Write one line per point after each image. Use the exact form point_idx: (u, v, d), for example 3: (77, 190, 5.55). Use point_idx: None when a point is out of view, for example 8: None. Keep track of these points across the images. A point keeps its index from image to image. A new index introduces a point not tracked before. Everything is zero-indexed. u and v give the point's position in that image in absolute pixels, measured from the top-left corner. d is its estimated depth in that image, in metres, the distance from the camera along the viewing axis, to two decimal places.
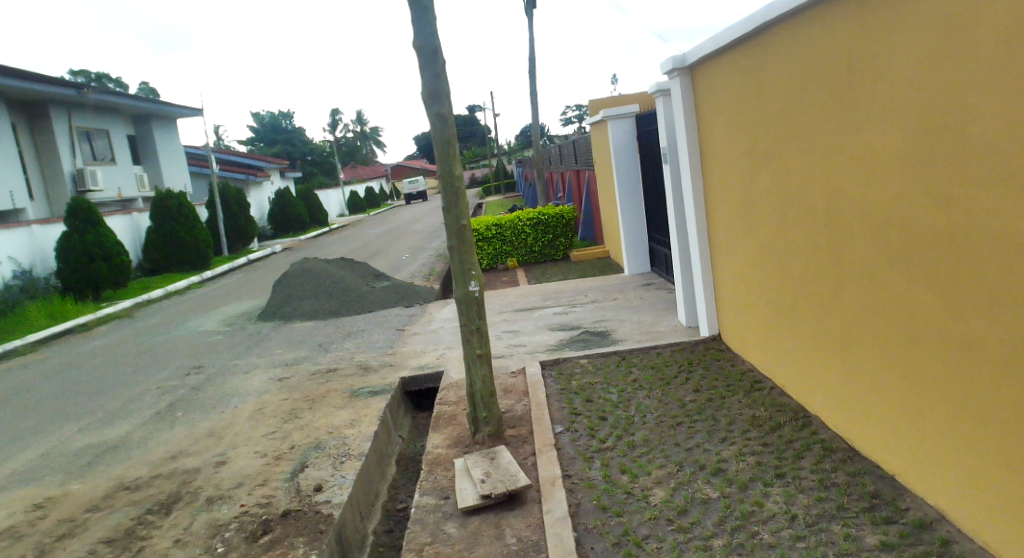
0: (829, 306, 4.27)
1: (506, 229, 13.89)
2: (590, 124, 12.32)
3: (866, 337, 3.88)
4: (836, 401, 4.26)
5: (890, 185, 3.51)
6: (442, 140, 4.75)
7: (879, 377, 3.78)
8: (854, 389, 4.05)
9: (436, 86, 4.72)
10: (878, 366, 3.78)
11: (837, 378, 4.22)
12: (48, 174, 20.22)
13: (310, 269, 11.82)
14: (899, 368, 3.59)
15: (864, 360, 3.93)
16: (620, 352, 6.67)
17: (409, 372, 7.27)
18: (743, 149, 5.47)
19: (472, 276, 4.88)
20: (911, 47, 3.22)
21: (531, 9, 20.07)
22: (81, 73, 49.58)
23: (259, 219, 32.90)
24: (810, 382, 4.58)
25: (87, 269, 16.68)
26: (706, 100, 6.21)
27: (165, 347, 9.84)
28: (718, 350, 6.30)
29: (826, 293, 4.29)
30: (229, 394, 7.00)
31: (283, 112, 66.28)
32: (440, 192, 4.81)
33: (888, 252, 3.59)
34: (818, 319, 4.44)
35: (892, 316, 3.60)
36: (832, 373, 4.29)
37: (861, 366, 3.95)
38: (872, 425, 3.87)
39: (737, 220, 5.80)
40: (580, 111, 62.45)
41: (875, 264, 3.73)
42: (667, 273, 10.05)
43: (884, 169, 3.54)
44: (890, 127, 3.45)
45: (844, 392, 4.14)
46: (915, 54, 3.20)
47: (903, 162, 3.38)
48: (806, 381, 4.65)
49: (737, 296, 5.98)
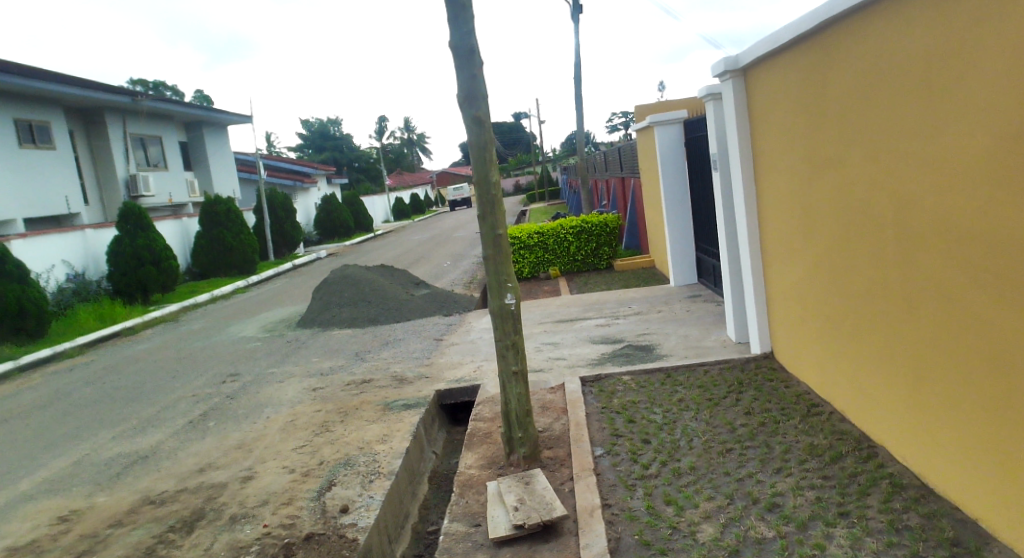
0: (893, 327, 3.95)
1: (548, 237, 13.62)
2: (636, 130, 11.98)
3: (933, 361, 3.56)
4: (903, 431, 3.89)
5: (959, 196, 3.21)
6: (478, 146, 4.53)
7: (950, 407, 3.44)
8: (922, 418, 3.69)
9: (472, 89, 4.50)
10: (950, 393, 3.43)
11: (903, 405, 3.89)
12: (103, 179, 20.73)
13: (350, 275, 11.75)
14: (971, 395, 3.26)
15: (931, 386, 3.60)
16: (664, 369, 6.34)
17: (445, 385, 7.05)
18: (801, 155, 5.11)
19: (508, 288, 4.62)
20: (983, 44, 2.94)
21: (577, 15, 19.83)
22: (141, 83, 51.26)
23: (306, 226, 33.36)
24: (873, 409, 4.23)
25: (137, 272, 16.97)
26: (760, 103, 5.86)
27: (206, 353, 9.85)
28: (770, 370, 5.91)
29: (892, 313, 3.93)
30: (263, 404, 6.88)
31: (332, 120, 67.41)
32: (477, 199, 4.58)
33: (958, 268, 3.28)
34: (881, 341, 4.11)
35: (964, 338, 3.28)
36: (898, 399, 3.94)
37: (929, 392, 3.62)
38: (944, 457, 3.51)
39: (793, 231, 5.44)
40: (627, 117, 61.78)
41: (942, 281, 3.42)
42: (716, 285, 9.64)
43: (953, 179, 3.24)
44: (959, 130, 3.16)
45: (914, 423, 3.78)
46: (986, 50, 2.93)
47: (974, 169, 3.08)
48: (869, 407, 4.29)
49: (792, 312, 5.60)
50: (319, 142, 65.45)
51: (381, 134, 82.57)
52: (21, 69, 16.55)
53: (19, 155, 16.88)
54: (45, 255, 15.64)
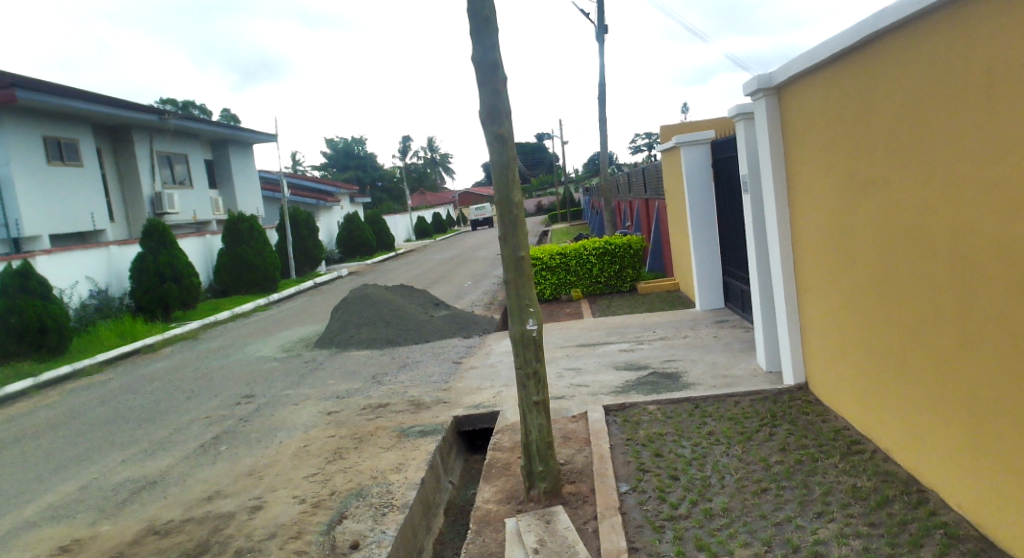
0: (938, 358, 3.73)
1: (570, 258, 13.40)
2: (662, 150, 11.76)
3: (984, 394, 3.34)
4: (954, 472, 3.64)
5: (1012, 218, 3.02)
6: (500, 165, 4.34)
7: (1002, 444, 3.21)
8: (973, 455, 3.46)
9: (495, 106, 4.33)
10: (1002, 429, 3.21)
11: (951, 440, 3.65)
12: (129, 196, 20.90)
13: (370, 295, 11.60)
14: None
15: (981, 420, 3.38)
16: (692, 398, 6.06)
17: (463, 410, 6.82)
18: (838, 176, 4.89)
19: (530, 313, 4.40)
20: None
21: (602, 35, 19.73)
22: (170, 103, 52.17)
23: (328, 244, 33.48)
24: (918, 445, 3.99)
25: (159, 289, 17.01)
26: (794, 123, 5.65)
27: (223, 372, 9.71)
28: (805, 402, 5.61)
29: (938, 343, 3.72)
30: (276, 428, 6.70)
31: (356, 140, 68.03)
32: (499, 219, 4.39)
33: (1010, 295, 3.07)
34: (925, 371, 3.89)
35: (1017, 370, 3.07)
36: (945, 435, 3.70)
37: (978, 427, 3.40)
38: (997, 499, 3.27)
39: (829, 256, 5.20)
40: (650, 138, 61.60)
41: (994, 308, 3.22)
42: (744, 310, 9.32)
43: (1005, 200, 3.06)
44: (1011, 149, 2.98)
45: (965, 462, 3.52)
46: None
47: None
48: (913, 443, 4.05)
49: (829, 342, 5.35)
50: (342, 161, 66.04)
51: (404, 153, 83.09)
52: (51, 88, 16.77)
53: (46, 172, 17.05)
54: (69, 271, 15.70)
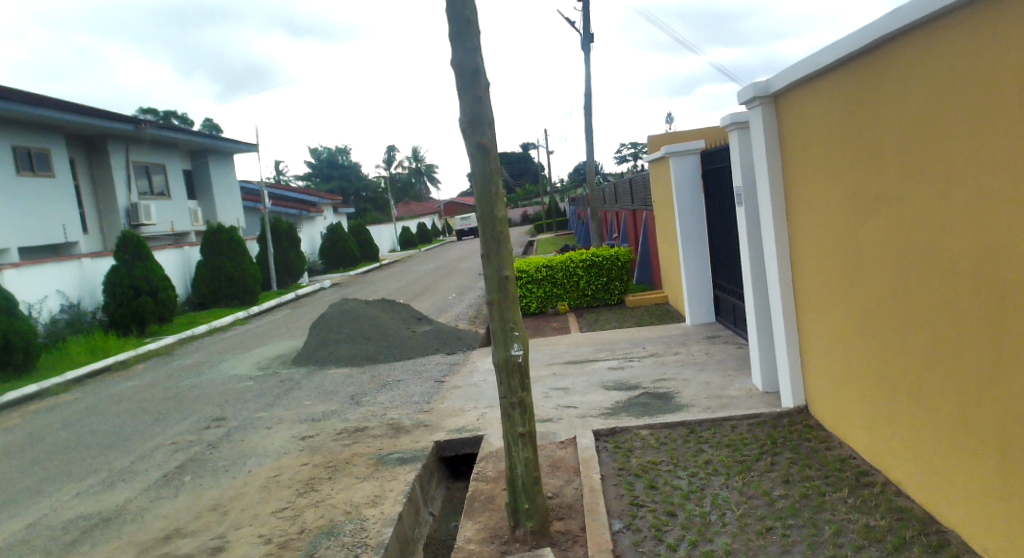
0: (956, 384, 3.49)
1: (556, 270, 13.09)
2: (649, 160, 11.51)
3: (1006, 428, 3.11)
4: (973, 505, 3.40)
5: None
6: (482, 177, 4.01)
7: None
8: (994, 491, 3.22)
9: (478, 113, 4.01)
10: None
11: (969, 473, 3.41)
12: (103, 207, 20.39)
13: (349, 310, 11.21)
14: None
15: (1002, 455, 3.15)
16: (687, 422, 5.74)
17: (445, 435, 6.46)
18: (843, 187, 4.66)
19: (515, 337, 4.06)
20: None
21: (588, 44, 19.55)
22: (151, 112, 51.58)
23: (311, 255, 33.02)
24: (932, 475, 3.75)
25: (133, 303, 16.51)
26: (793, 132, 5.39)
27: (194, 392, 9.28)
28: (806, 427, 5.31)
29: (955, 367, 3.49)
30: (246, 455, 6.30)
31: (340, 150, 67.62)
32: (481, 235, 4.05)
33: None
34: (940, 396, 3.65)
35: None
36: (963, 466, 3.46)
37: (1000, 462, 3.17)
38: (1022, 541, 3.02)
39: (832, 270, 4.96)
40: (636, 148, 61.57)
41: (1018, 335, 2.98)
42: (736, 325, 9.05)
43: None
44: None
45: (986, 496, 3.29)
46: None
47: None
48: (927, 472, 3.81)
49: (830, 360, 5.12)
50: (327, 171, 65.58)
51: (389, 163, 82.72)
52: (22, 97, 16.30)
53: (15, 183, 16.53)
54: (38, 285, 15.18)
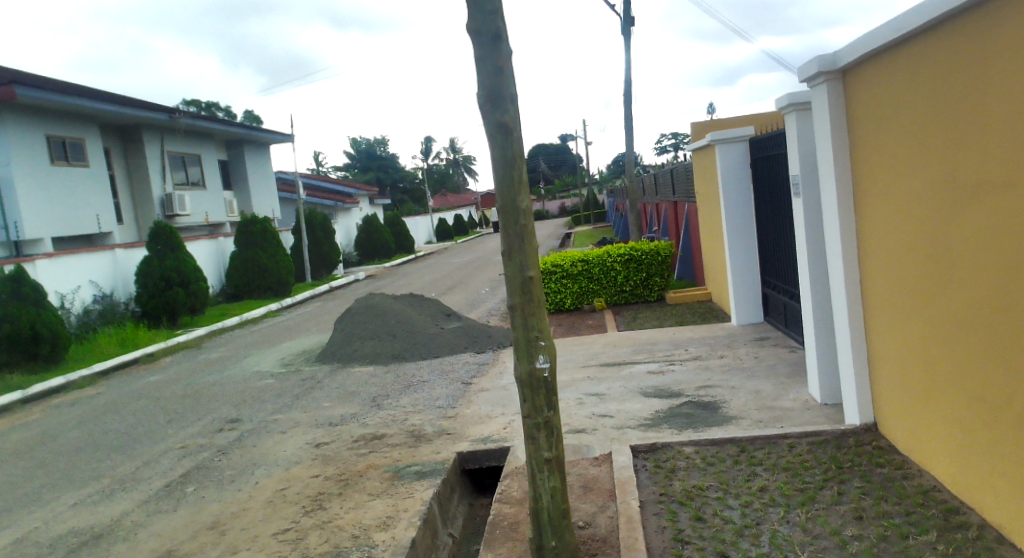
0: None
1: (593, 265, 12.46)
2: (693, 148, 10.82)
3: None
4: None
5: None
6: (503, 162, 3.46)
7: None
8: None
9: (498, 87, 3.45)
10: None
11: None
12: (138, 198, 20.39)
13: (375, 305, 10.77)
14: None
15: None
16: (737, 439, 5.11)
17: (468, 446, 5.95)
18: (925, 177, 4.03)
19: (540, 348, 3.50)
20: None
21: (629, 28, 18.79)
22: (194, 104, 52.08)
23: (346, 246, 32.84)
24: None
25: (165, 294, 16.40)
26: (866, 111, 4.70)
27: (214, 390, 8.93)
28: (876, 450, 4.66)
29: None
30: (257, 463, 5.88)
31: (378, 141, 67.62)
32: (502, 230, 3.51)
33: None
34: None
35: None
36: None
37: None
38: None
39: (908, 271, 4.32)
40: (677, 140, 60.31)
41: None
42: (788, 327, 8.36)
43: None
44: None
45: None
46: None
47: None
48: None
49: (904, 373, 4.49)
50: (364, 162, 65.60)
51: (427, 155, 82.59)
52: (55, 86, 16.29)
53: (49, 172, 16.51)
54: (71, 275, 15.10)
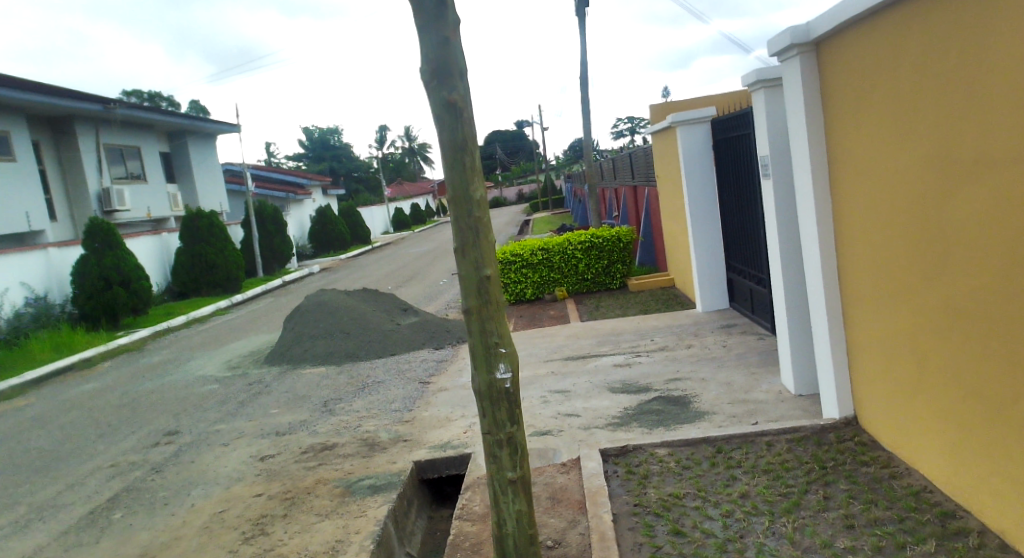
0: None
1: (553, 253, 12.09)
2: (653, 131, 10.50)
3: None
4: None
5: None
6: (453, 146, 3.04)
7: None
8: None
9: (445, 59, 3.01)
10: None
11: None
12: (73, 193, 19.31)
13: (326, 302, 10.23)
14: None
15: None
16: (711, 438, 4.80)
17: (426, 454, 5.54)
18: (912, 156, 3.73)
19: (500, 357, 3.10)
20: None
21: (583, 9, 18.37)
22: (135, 94, 50.17)
23: (299, 238, 31.91)
24: None
25: (104, 295, 15.55)
26: (843, 84, 4.39)
27: (152, 398, 8.33)
28: (860, 446, 4.39)
29: None
30: (194, 482, 5.37)
31: (331, 130, 66.14)
32: (452, 223, 3.10)
33: None
34: None
35: None
36: None
37: None
38: None
39: (892, 256, 4.04)
40: (633, 125, 60.37)
41: None
42: (755, 313, 8.13)
43: None
44: None
45: None
46: None
47: None
48: None
49: (888, 363, 4.23)
50: (317, 152, 64.09)
51: (381, 143, 81.21)
52: None
53: None
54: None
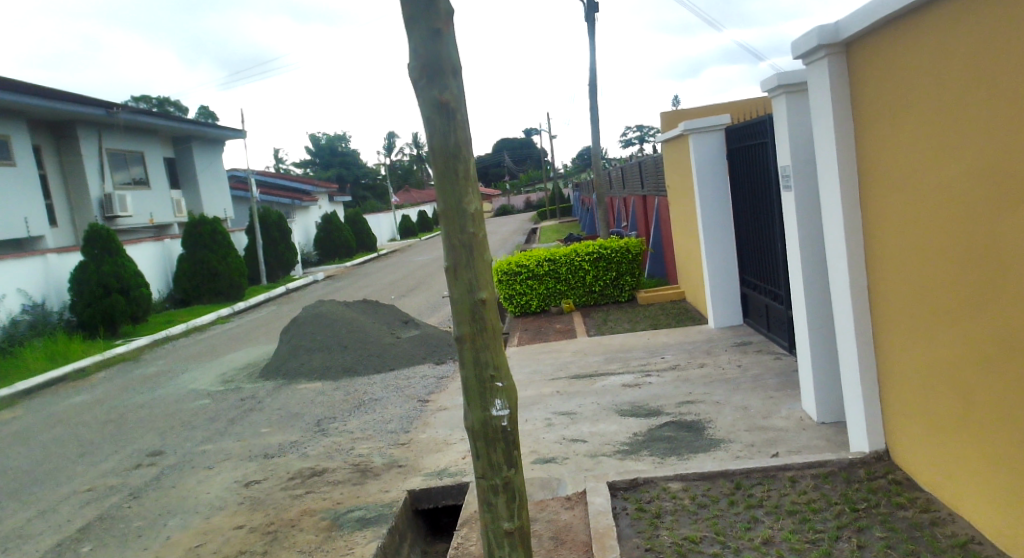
0: None
1: (561, 264, 11.72)
2: (664, 139, 10.14)
3: None
4: None
5: None
6: (445, 153, 2.69)
7: None
8: None
9: (436, 54, 2.67)
10: None
11: None
12: (74, 198, 19.09)
13: (324, 313, 9.89)
14: None
15: None
16: (729, 472, 4.42)
17: (422, 482, 5.17)
18: (953, 168, 3.37)
19: (496, 392, 2.74)
20: None
21: (593, 14, 18.06)
22: (143, 100, 50.16)
23: (305, 245, 31.66)
24: None
25: (103, 302, 15.27)
26: (877, 88, 4.01)
27: (140, 414, 7.98)
28: (894, 484, 4.00)
29: None
30: (172, 511, 5.02)
31: (339, 137, 66.02)
32: (444, 239, 2.75)
33: None
34: None
35: None
36: None
37: None
38: None
39: (932, 279, 3.66)
40: (642, 133, 60.05)
41: None
42: (772, 330, 7.75)
43: None
44: None
45: None
46: None
47: None
48: None
49: (926, 398, 3.83)
50: (325, 158, 63.98)
51: (389, 150, 81.11)
52: None
53: None
54: None
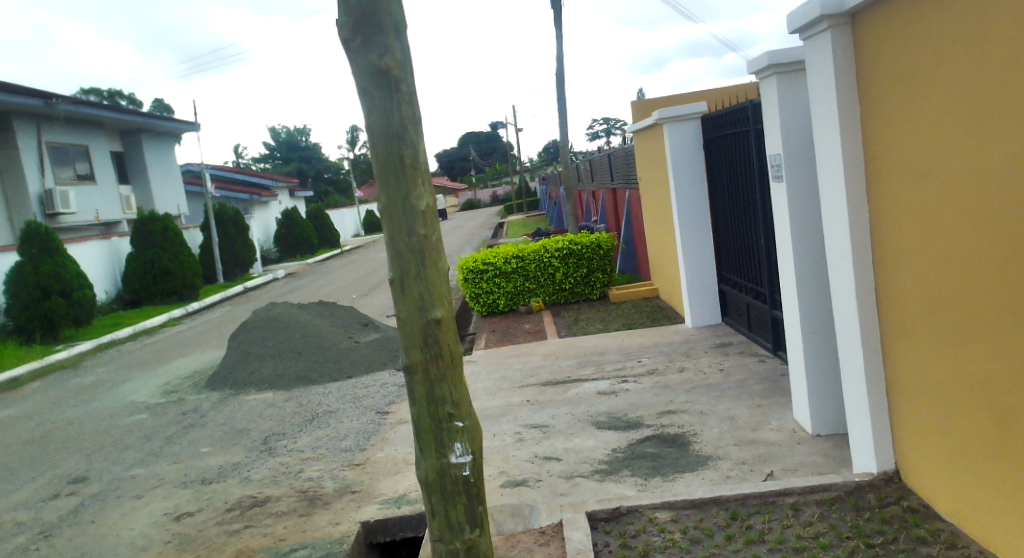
0: None
1: (529, 261, 11.19)
2: (636, 129, 9.67)
3: None
4: None
5: None
6: (385, 135, 2.13)
7: None
8: None
9: (371, 7, 2.09)
10: None
11: None
12: (11, 194, 17.99)
13: (275, 317, 9.19)
14: None
15: None
16: (723, 499, 3.92)
17: (377, 510, 4.58)
18: (975, 157, 2.92)
19: (456, 433, 2.23)
20: None
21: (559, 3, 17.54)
22: (93, 93, 48.25)
23: (264, 242, 30.64)
24: None
25: (41, 306, 14.32)
26: (886, 67, 3.54)
27: (68, 432, 7.24)
28: (910, 513, 3.54)
29: None
30: (86, 553, 4.35)
31: (300, 131, 64.57)
32: (387, 245, 2.20)
33: None
34: None
35: None
36: None
37: None
38: None
39: (949, 285, 3.22)
40: (609, 126, 59.86)
41: None
42: (753, 330, 7.33)
43: None
44: None
45: None
46: None
47: None
48: None
49: (943, 418, 3.39)
50: (286, 153, 62.50)
51: (353, 144, 79.71)
52: None
53: None
54: None
